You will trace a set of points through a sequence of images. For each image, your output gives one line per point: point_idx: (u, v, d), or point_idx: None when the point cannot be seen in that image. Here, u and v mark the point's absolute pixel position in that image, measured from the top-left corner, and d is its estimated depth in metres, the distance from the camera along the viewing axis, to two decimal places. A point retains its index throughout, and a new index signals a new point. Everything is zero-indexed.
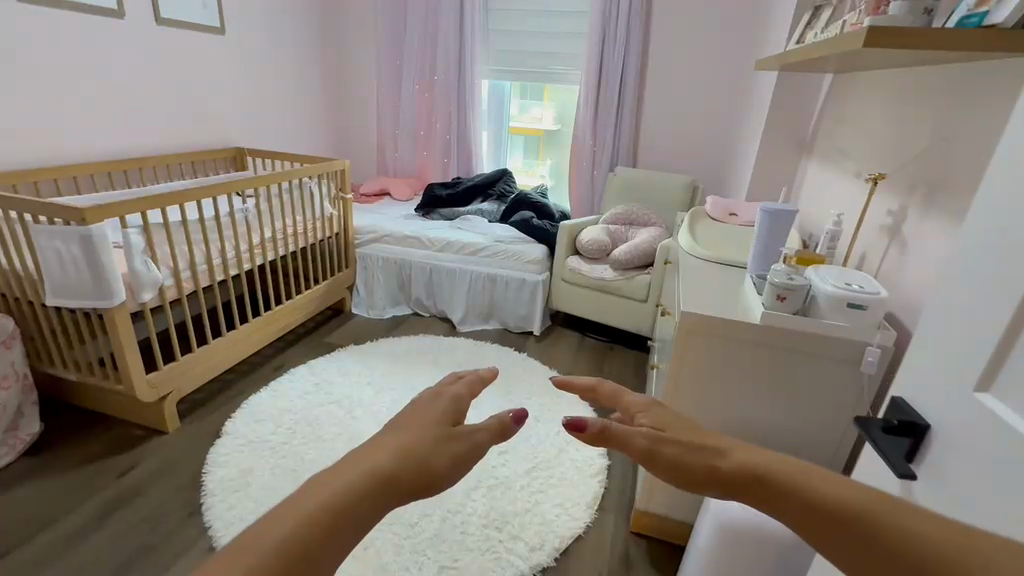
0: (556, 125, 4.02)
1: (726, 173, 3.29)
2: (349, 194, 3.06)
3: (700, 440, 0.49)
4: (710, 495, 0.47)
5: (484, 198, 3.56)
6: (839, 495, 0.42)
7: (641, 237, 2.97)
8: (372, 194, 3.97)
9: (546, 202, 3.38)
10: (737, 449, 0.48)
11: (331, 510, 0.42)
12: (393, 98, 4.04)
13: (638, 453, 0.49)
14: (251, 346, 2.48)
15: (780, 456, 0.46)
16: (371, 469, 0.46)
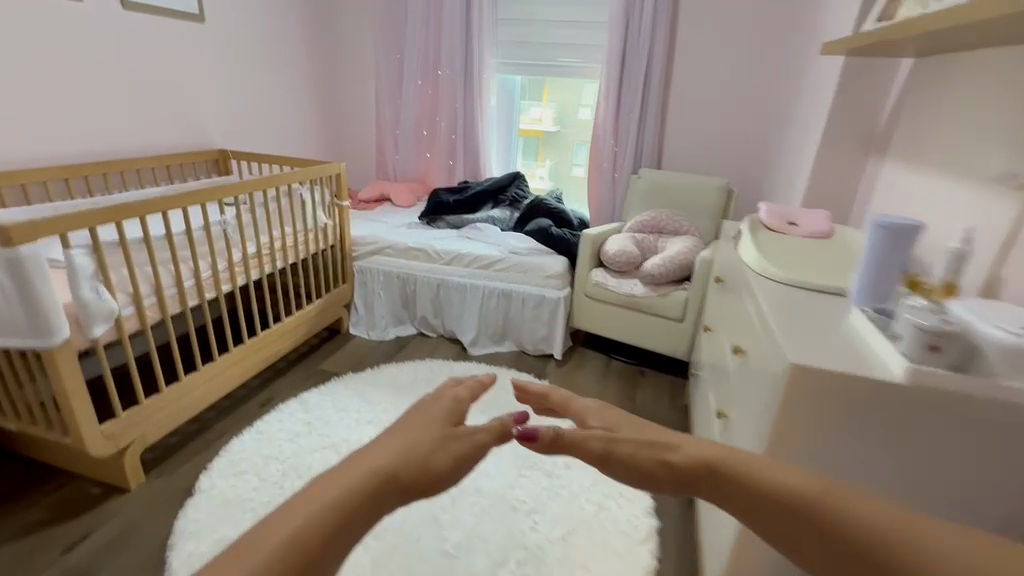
0: (556, 126, 3.74)
1: (766, 177, 2.96)
2: (346, 201, 2.73)
3: (650, 438, 0.51)
4: (668, 492, 0.49)
5: (494, 203, 3.23)
6: (782, 483, 0.43)
7: (674, 246, 2.67)
8: (371, 199, 3.65)
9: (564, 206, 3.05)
10: (688, 445, 0.50)
11: (337, 510, 0.41)
12: (394, 97, 3.72)
13: (593, 457, 0.51)
14: (234, 378, 2.16)
15: (722, 447, 0.49)
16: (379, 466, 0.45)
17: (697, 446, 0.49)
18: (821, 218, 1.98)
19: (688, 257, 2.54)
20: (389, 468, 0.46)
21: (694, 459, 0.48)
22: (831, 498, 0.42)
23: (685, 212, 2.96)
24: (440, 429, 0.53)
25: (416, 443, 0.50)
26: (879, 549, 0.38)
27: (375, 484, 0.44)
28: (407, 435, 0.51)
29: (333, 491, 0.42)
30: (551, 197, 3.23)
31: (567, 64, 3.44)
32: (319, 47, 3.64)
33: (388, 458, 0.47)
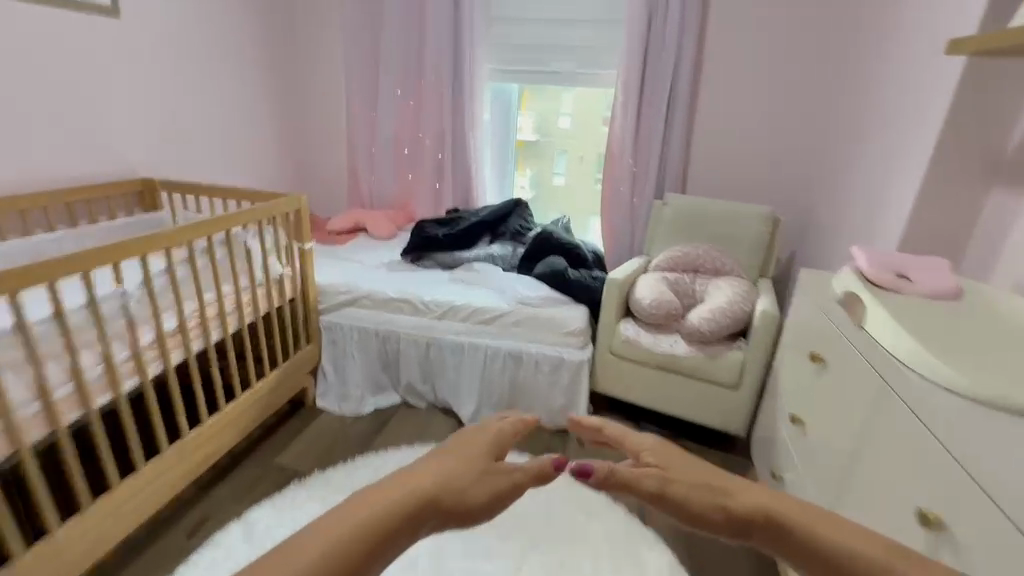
0: (536, 135, 3.23)
1: (816, 201, 2.51)
2: (310, 244, 2.16)
3: (705, 480, 0.47)
4: (724, 538, 0.45)
5: (491, 237, 2.71)
6: (851, 546, 0.41)
7: (718, 291, 2.20)
8: (344, 231, 3.09)
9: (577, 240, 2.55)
10: (749, 487, 0.47)
11: (366, 535, 0.40)
12: (369, 110, 3.16)
13: (644, 495, 0.47)
14: (169, 490, 1.61)
15: (787, 497, 0.45)
16: (412, 496, 0.44)
17: (756, 493, 0.46)
18: (936, 270, 1.50)
19: (740, 306, 2.06)
20: (419, 498, 0.44)
21: (756, 508, 0.45)
22: (895, 561, 0.41)
23: (723, 245, 2.48)
24: (480, 463, 0.50)
25: (453, 474, 0.48)
26: None
27: (406, 512, 0.43)
28: (445, 462, 0.49)
29: (360, 515, 0.41)
30: (558, 229, 2.73)
31: (567, 71, 2.95)
32: (277, 51, 3.06)
33: (426, 483, 0.46)
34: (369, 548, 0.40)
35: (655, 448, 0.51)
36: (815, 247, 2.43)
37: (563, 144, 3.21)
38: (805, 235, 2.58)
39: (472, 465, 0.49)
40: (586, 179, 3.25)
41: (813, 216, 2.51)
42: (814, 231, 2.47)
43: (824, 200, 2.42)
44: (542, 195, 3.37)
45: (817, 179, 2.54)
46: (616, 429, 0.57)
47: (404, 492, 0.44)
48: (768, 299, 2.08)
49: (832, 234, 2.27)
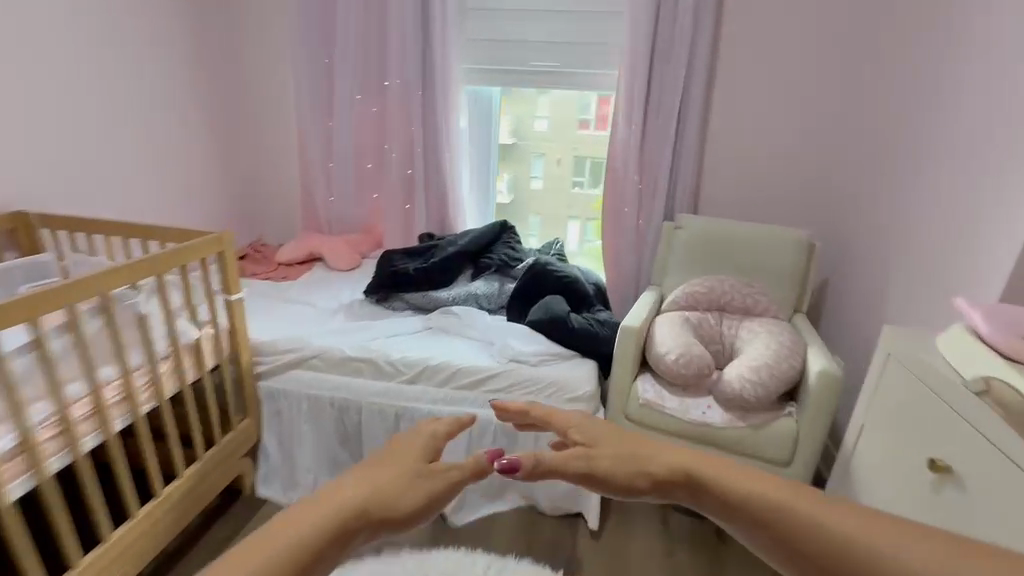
0: (513, 139, 2.80)
1: (851, 222, 2.16)
2: (238, 295, 1.66)
3: (629, 453, 0.58)
4: (650, 494, 0.57)
5: (474, 269, 2.26)
6: (748, 490, 0.52)
7: (755, 342, 1.79)
8: (297, 262, 2.61)
9: (578, 273, 2.12)
10: (668, 451, 0.58)
11: (299, 549, 0.49)
12: (326, 119, 2.69)
13: (579, 476, 0.58)
14: None
15: (698, 455, 0.57)
16: (337, 514, 0.52)
17: (674, 456, 0.57)
18: None
19: (788, 361, 1.65)
20: (344, 513, 0.53)
21: (674, 468, 0.56)
22: (783, 499, 0.51)
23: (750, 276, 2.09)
24: (408, 471, 0.59)
25: (382, 483, 0.56)
26: (820, 541, 0.48)
27: (336, 526, 0.52)
28: (377, 476, 0.58)
29: (290, 534, 0.49)
30: (553, 258, 2.29)
31: (547, 69, 2.54)
32: (213, 51, 2.58)
33: (355, 498, 0.54)
34: (303, 557, 0.49)
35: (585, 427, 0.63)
36: (856, 277, 2.07)
37: (539, 147, 2.79)
38: (839, 261, 2.22)
39: (401, 471, 0.58)
40: (561, 187, 2.83)
41: (849, 240, 2.15)
42: (852, 257, 2.11)
43: (864, 222, 2.07)
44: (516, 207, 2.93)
45: (850, 196, 2.18)
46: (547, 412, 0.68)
47: (329, 509, 0.52)
48: (821, 351, 1.67)
49: (881, 263, 1.91)
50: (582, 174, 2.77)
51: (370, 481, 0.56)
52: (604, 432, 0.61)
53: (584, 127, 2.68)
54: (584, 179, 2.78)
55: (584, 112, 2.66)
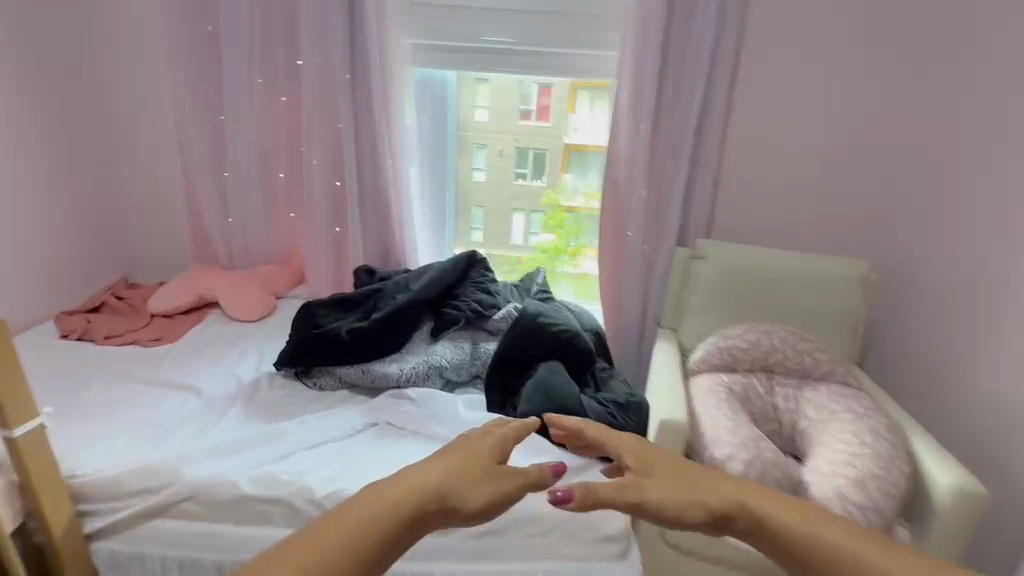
0: (462, 132, 2.15)
1: (932, 247, 1.71)
2: (34, 423, 0.99)
3: (682, 483, 0.78)
4: (704, 523, 0.75)
5: (432, 323, 1.64)
6: (782, 518, 0.73)
7: (831, 428, 1.31)
8: (184, 309, 1.90)
9: (576, 326, 1.57)
10: (724, 488, 0.77)
11: (391, 514, 0.71)
12: (217, 116, 1.97)
13: (625, 502, 0.76)
14: None
15: (758, 491, 0.76)
16: (421, 492, 0.74)
17: (731, 490, 0.76)
18: None
19: (896, 466, 1.16)
20: (428, 498, 0.74)
21: (725, 500, 0.75)
22: (817, 532, 0.70)
23: (787, 321, 1.67)
24: (483, 469, 0.79)
25: (461, 475, 0.78)
26: (824, 550, 0.69)
27: (418, 500, 0.74)
28: (459, 472, 0.78)
29: (386, 506, 0.72)
30: (536, 302, 1.72)
31: (503, 46, 1.94)
32: (39, 24, 1.83)
33: (437, 480, 0.76)
34: (397, 522, 0.72)
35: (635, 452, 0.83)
36: (943, 318, 1.63)
37: (482, 138, 2.16)
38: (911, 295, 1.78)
39: (476, 465, 0.80)
40: (505, 186, 2.23)
41: (927, 269, 1.71)
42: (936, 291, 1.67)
43: (953, 248, 1.62)
44: (461, 219, 2.28)
45: (927, 213, 1.73)
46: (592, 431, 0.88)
47: (418, 490, 0.74)
48: (932, 446, 1.20)
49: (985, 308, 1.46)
50: (526, 165, 2.20)
51: (446, 469, 0.77)
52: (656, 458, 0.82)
53: (527, 119, 2.13)
54: (529, 170, 2.20)
55: (526, 93, 2.10)
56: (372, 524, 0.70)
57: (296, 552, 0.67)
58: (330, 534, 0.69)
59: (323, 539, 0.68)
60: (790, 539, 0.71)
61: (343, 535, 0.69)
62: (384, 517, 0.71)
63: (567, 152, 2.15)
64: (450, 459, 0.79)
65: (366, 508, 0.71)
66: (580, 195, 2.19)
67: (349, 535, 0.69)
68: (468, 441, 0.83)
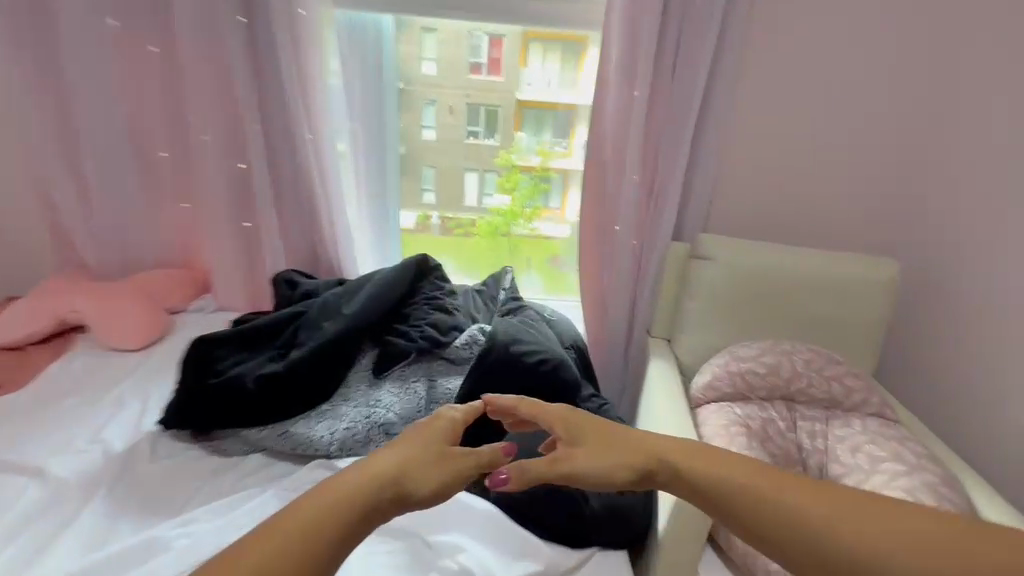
0: (404, 83, 1.69)
1: (966, 235, 1.43)
2: None
3: (609, 444, 0.82)
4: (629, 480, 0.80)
5: (373, 356, 1.27)
6: (700, 467, 0.78)
7: (876, 483, 1.07)
8: (38, 337, 1.43)
9: (557, 353, 1.26)
10: (647, 444, 0.82)
11: (335, 507, 0.59)
12: (64, 73, 1.45)
13: (558, 472, 0.79)
14: None
15: (674, 443, 0.81)
16: (368, 479, 0.63)
17: (653, 442, 0.82)
18: None
19: None
20: (377, 486, 0.63)
21: (648, 454, 0.80)
22: (727, 474, 0.76)
23: (800, 328, 1.40)
24: (436, 452, 0.69)
25: (412, 459, 0.67)
26: (735, 493, 0.75)
27: (366, 488, 0.62)
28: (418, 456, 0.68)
29: (329, 498, 0.60)
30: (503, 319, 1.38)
31: None
32: None
33: (388, 468, 0.65)
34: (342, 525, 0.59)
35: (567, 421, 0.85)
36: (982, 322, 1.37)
37: (430, 92, 1.72)
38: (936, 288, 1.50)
39: (428, 448, 0.69)
40: (462, 151, 1.81)
41: (962, 263, 1.44)
42: (969, 291, 1.41)
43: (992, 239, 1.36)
44: (407, 177, 1.82)
45: (961, 194, 1.45)
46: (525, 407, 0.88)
47: (366, 477, 0.63)
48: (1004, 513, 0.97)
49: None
50: (479, 122, 1.78)
51: (397, 455, 0.66)
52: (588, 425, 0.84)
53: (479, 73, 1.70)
54: (481, 129, 1.79)
55: (474, 41, 1.66)
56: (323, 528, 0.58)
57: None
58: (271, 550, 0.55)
59: (252, 552, 0.55)
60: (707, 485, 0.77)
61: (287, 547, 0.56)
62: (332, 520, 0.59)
63: (521, 110, 1.76)
64: (396, 447, 0.69)
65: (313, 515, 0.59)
66: (534, 156, 1.81)
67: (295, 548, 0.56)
68: (415, 431, 0.72)
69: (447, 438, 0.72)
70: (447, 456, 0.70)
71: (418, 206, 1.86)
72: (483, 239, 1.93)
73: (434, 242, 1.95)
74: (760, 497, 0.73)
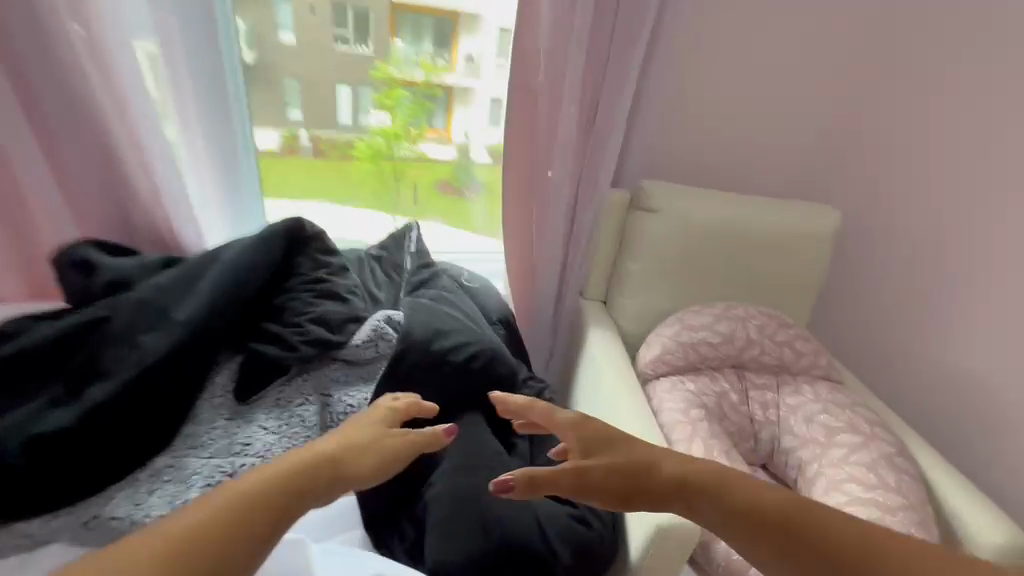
0: None
1: (893, 184, 1.39)
2: None
3: (632, 461, 0.73)
4: (653, 500, 0.72)
5: (231, 374, 0.89)
6: (731, 493, 0.70)
7: (834, 457, 1.02)
8: None
9: (490, 342, 0.98)
10: (670, 464, 0.74)
11: (266, 488, 0.55)
12: None
13: (570, 484, 0.71)
14: None
15: (701, 464, 0.74)
16: (306, 461, 0.60)
17: (680, 465, 0.73)
18: None
19: (926, 514, 0.90)
20: (313, 463, 0.60)
21: (673, 476, 0.72)
22: (759, 505, 0.68)
23: (738, 284, 1.28)
24: (376, 435, 0.67)
25: (351, 440, 0.65)
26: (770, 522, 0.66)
27: (302, 468, 0.59)
28: (357, 426, 0.69)
29: (262, 481, 0.56)
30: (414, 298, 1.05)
31: None
32: None
33: (327, 449, 0.62)
34: (273, 504, 0.54)
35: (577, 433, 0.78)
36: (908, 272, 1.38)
37: None
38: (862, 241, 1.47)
39: (369, 431, 0.67)
40: (333, 59, 1.33)
41: (892, 211, 1.40)
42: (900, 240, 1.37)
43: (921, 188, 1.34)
44: (262, 88, 1.31)
45: (894, 140, 1.38)
46: (542, 412, 0.82)
47: (303, 459, 0.60)
48: (948, 475, 0.97)
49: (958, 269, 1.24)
50: (348, 25, 1.30)
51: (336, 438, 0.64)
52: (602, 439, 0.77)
53: None
54: (351, 34, 1.31)
55: None
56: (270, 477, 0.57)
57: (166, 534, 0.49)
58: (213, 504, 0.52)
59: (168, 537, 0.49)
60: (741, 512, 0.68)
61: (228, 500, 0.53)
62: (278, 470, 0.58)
63: (396, 14, 1.30)
64: (338, 433, 0.67)
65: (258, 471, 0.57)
66: (416, 72, 1.38)
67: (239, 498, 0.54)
68: (357, 419, 0.71)
69: (388, 422, 0.71)
70: (388, 436, 0.68)
71: (285, 128, 1.37)
72: (365, 167, 1.46)
73: (309, 167, 1.44)
74: (800, 528, 0.65)
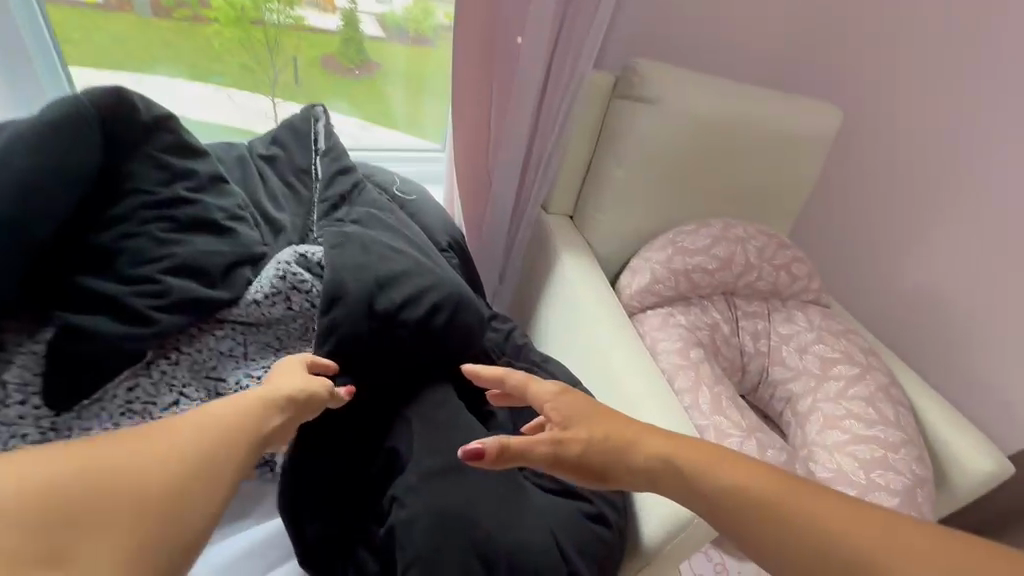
0: None
1: (888, 76, 1.18)
2: None
3: (604, 431, 0.46)
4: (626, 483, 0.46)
5: (33, 367, 0.54)
6: (733, 480, 0.43)
7: (829, 392, 0.94)
8: None
9: (453, 284, 0.69)
10: (649, 436, 0.46)
11: (193, 445, 0.36)
12: None
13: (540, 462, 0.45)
14: None
15: (693, 442, 0.46)
16: (237, 411, 0.40)
17: (663, 441, 0.46)
18: None
19: (918, 442, 0.88)
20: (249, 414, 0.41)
21: (650, 455, 0.45)
22: (776, 499, 0.41)
23: (727, 199, 1.10)
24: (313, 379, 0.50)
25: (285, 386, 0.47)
26: (782, 529, 0.40)
27: (235, 417, 0.40)
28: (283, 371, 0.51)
29: (185, 434, 0.36)
30: (331, 222, 0.71)
31: None
32: None
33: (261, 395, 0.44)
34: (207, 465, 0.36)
35: (557, 400, 0.49)
36: (889, 179, 1.23)
37: None
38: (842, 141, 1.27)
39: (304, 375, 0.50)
40: None
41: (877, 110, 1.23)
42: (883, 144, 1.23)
43: (922, 78, 1.15)
44: None
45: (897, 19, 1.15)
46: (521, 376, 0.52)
47: (233, 409, 0.41)
48: (928, 397, 0.96)
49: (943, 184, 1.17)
50: None
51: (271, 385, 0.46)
52: (585, 406, 0.48)
53: None
54: None
55: None
56: (210, 447, 0.36)
57: (37, 499, 0.30)
58: (115, 466, 0.33)
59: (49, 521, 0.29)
60: (743, 511, 0.41)
61: (135, 465, 0.33)
62: (219, 439, 0.37)
63: None
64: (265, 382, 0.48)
65: (192, 418, 0.38)
66: None
67: (156, 479, 0.33)
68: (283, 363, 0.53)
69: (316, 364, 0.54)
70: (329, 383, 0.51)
71: None
72: (229, 36, 0.96)
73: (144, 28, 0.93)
74: (836, 545, 0.38)
